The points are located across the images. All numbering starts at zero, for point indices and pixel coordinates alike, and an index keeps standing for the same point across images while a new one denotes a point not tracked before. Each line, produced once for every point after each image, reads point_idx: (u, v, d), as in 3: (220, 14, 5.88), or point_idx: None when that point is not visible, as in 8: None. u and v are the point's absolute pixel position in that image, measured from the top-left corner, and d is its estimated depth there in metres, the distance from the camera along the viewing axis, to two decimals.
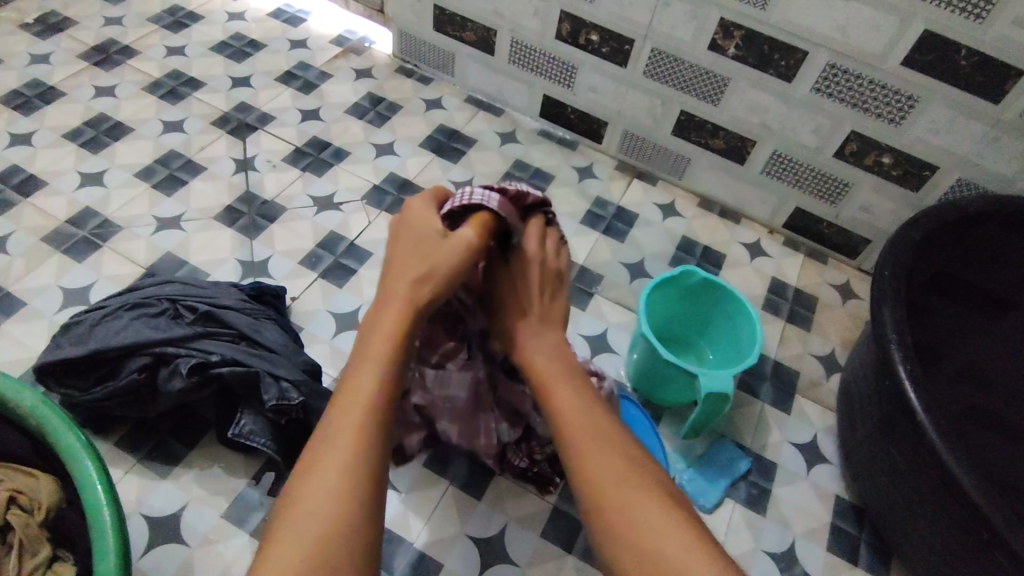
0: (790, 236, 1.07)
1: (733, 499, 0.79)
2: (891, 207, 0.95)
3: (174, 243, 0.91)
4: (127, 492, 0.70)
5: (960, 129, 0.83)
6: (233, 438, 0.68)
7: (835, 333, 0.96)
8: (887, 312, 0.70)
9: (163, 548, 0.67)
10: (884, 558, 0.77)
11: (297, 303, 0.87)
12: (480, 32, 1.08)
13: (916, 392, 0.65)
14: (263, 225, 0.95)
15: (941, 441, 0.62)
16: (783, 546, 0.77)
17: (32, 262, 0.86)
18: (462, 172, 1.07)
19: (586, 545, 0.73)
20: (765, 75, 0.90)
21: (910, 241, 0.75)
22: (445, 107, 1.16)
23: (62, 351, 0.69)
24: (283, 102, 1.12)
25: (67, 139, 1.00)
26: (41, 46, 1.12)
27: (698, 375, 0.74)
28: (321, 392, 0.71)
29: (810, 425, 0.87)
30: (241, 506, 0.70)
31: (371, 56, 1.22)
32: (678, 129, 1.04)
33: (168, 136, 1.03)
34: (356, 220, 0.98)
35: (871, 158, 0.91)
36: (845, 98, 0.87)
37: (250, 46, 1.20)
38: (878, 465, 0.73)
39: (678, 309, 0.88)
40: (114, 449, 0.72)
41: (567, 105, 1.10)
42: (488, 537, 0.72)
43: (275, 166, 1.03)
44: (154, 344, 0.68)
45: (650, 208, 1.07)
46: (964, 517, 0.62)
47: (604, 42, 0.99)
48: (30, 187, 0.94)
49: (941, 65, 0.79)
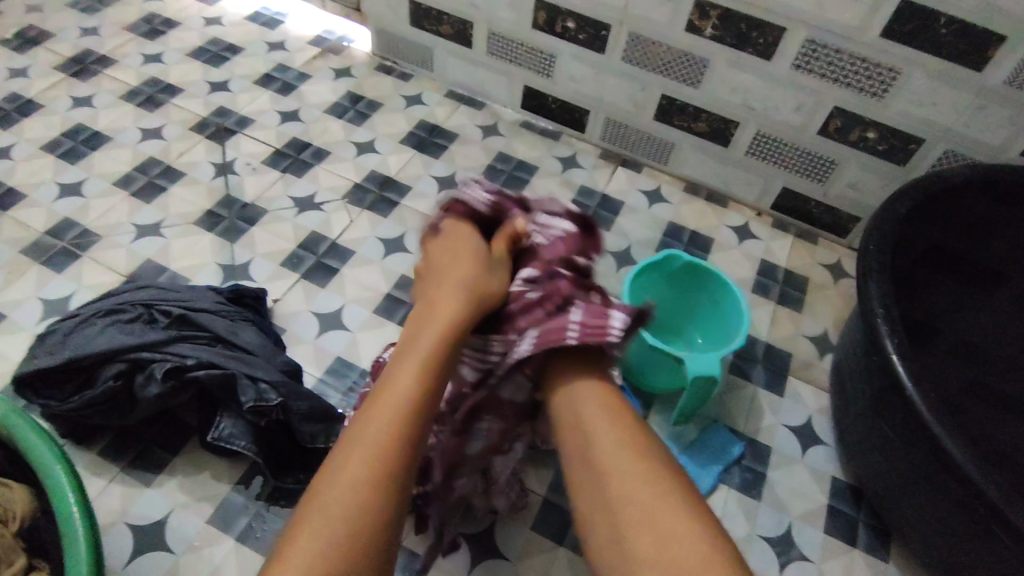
0: (779, 218, 1.06)
1: (727, 484, 0.78)
2: (880, 183, 0.94)
3: (155, 250, 0.90)
4: (110, 502, 0.69)
5: (943, 100, 0.82)
6: (214, 442, 0.67)
7: (828, 314, 0.95)
8: (874, 287, 0.69)
9: (147, 557, 0.66)
10: (884, 538, 0.76)
11: (280, 304, 0.87)
12: (458, 26, 1.07)
13: (904, 366, 0.63)
14: (244, 228, 0.94)
15: (931, 416, 0.61)
16: (780, 530, 0.76)
17: (12, 274, 0.86)
18: (444, 167, 1.06)
19: (579, 537, 0.71)
20: (744, 54, 0.89)
21: (897, 215, 0.74)
22: (426, 102, 1.15)
23: (38, 361, 0.68)
24: (262, 104, 1.11)
25: (45, 151, 1.00)
26: (18, 60, 1.12)
27: (684, 360, 0.72)
28: (302, 392, 0.70)
29: (804, 407, 0.86)
30: (227, 511, 0.70)
31: (349, 55, 1.21)
32: (660, 114, 1.02)
33: (147, 144, 1.03)
34: (338, 220, 0.97)
35: (855, 134, 0.90)
36: (825, 74, 0.86)
37: (227, 51, 1.19)
38: (872, 443, 0.72)
39: (665, 295, 0.87)
40: (96, 459, 0.71)
41: (547, 95, 1.09)
42: (479, 534, 0.71)
43: (254, 168, 1.02)
44: (129, 350, 0.67)
45: (635, 195, 1.06)
46: (959, 492, 0.61)
47: (581, 29, 0.97)
48: (8, 200, 0.93)
49: (919, 35, 0.77)
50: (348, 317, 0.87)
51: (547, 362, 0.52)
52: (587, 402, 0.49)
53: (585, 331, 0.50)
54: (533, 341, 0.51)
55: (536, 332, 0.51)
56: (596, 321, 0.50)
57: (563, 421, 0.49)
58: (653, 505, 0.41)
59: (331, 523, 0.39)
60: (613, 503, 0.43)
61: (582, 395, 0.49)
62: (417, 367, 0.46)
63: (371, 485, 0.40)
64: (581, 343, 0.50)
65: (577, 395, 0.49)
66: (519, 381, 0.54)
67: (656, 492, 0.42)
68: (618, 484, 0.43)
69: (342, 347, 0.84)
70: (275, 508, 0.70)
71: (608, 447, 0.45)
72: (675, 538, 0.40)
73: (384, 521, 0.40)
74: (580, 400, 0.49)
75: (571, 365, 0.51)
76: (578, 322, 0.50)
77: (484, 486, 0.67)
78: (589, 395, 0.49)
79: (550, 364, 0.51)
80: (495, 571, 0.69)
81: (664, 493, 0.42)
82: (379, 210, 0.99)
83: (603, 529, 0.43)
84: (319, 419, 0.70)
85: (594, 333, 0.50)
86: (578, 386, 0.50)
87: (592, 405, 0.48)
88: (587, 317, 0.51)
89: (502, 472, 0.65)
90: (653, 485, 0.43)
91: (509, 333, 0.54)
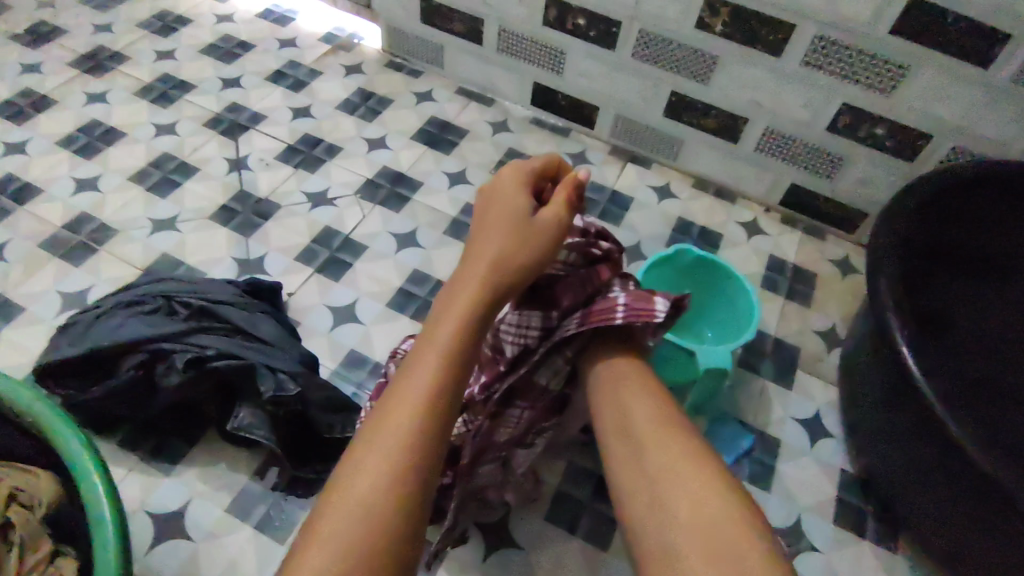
0: (787, 214, 1.06)
1: (737, 476, 0.79)
2: (888, 179, 0.95)
3: (170, 244, 0.91)
4: (131, 491, 0.70)
5: (952, 96, 0.82)
6: (233, 431, 0.68)
7: (836, 309, 0.96)
8: (884, 281, 0.70)
9: (168, 545, 0.67)
10: (893, 529, 0.77)
11: (295, 298, 0.88)
12: (468, 22, 1.08)
13: (915, 359, 0.64)
14: (258, 223, 0.95)
15: (942, 407, 0.62)
16: (789, 521, 0.77)
17: (30, 268, 0.87)
18: (455, 163, 1.07)
19: (592, 527, 0.72)
20: (754, 50, 0.90)
21: (905, 211, 0.74)
22: (436, 99, 1.16)
23: (60, 351, 0.69)
24: (273, 101, 1.12)
25: (60, 146, 1.01)
26: (32, 56, 1.13)
27: (696, 353, 0.73)
28: (319, 383, 0.71)
29: (813, 400, 0.86)
30: (245, 500, 0.71)
31: (360, 52, 1.22)
32: (670, 110, 1.03)
33: (161, 139, 1.04)
34: (350, 215, 0.98)
35: (864, 130, 0.91)
36: (834, 70, 0.86)
37: (239, 47, 1.20)
38: (881, 435, 0.73)
39: (675, 290, 0.88)
40: (117, 449, 0.72)
41: (557, 91, 1.10)
42: (493, 524, 0.72)
43: (268, 164, 1.03)
44: (150, 340, 0.68)
45: (645, 191, 1.07)
46: (969, 482, 0.61)
47: (592, 26, 0.98)
48: (25, 194, 0.94)
49: (928, 31, 0.78)
50: (362, 310, 0.88)
51: (591, 342, 0.55)
52: (622, 386, 0.52)
53: (629, 312, 0.53)
54: (579, 322, 0.53)
55: (580, 315, 0.54)
56: (638, 303, 0.53)
57: (602, 408, 0.52)
58: (687, 480, 0.44)
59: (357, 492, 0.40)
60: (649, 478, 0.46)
61: (620, 382, 0.52)
62: (445, 354, 0.45)
63: (399, 465, 0.41)
64: (627, 322, 0.52)
65: (616, 382, 0.52)
66: (558, 363, 0.56)
67: (682, 466, 0.45)
68: (652, 463, 0.46)
69: (356, 340, 0.85)
70: (292, 498, 0.71)
71: (643, 429, 0.48)
72: (705, 507, 0.42)
73: (414, 500, 0.41)
74: (614, 385, 0.52)
75: (613, 343, 0.54)
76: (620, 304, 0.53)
77: (503, 476, 0.68)
78: (625, 382, 0.52)
79: (591, 346, 0.55)
80: (510, 560, 0.70)
81: (696, 468, 0.45)
82: (391, 205, 1.00)
83: (636, 502, 0.45)
84: (336, 410, 0.72)
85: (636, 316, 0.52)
86: (609, 366, 0.53)
87: (628, 390, 0.51)
88: (629, 298, 0.54)
89: (521, 464, 0.66)
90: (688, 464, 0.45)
91: (546, 311, 0.55)
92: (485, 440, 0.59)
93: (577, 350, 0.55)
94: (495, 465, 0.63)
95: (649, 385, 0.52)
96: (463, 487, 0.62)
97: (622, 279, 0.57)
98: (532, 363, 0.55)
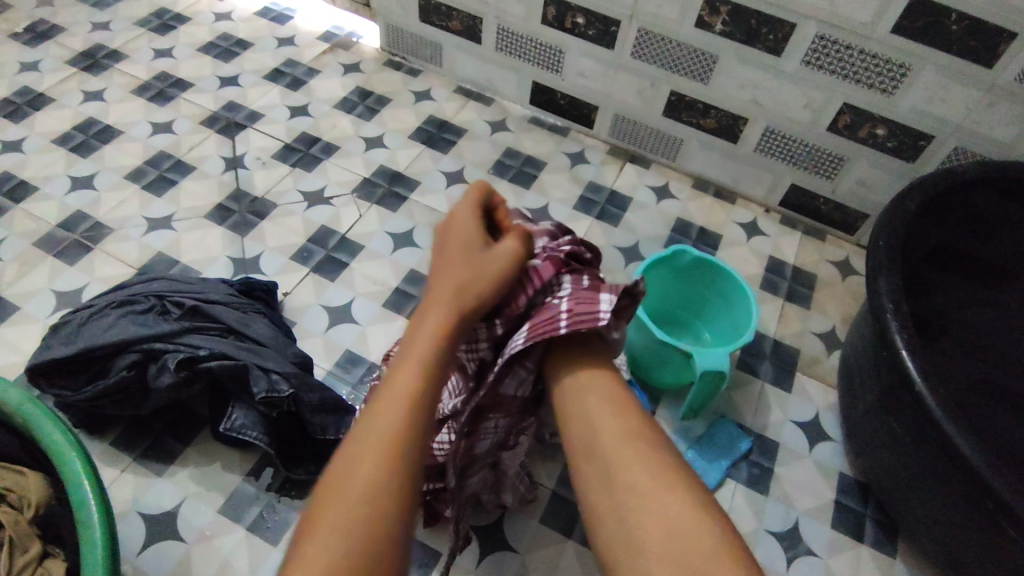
0: (787, 215, 1.06)
1: (735, 479, 0.79)
2: (889, 180, 0.94)
3: (166, 243, 0.91)
4: (123, 491, 0.70)
5: (954, 96, 0.81)
6: (225, 433, 0.68)
7: (836, 311, 0.95)
8: (883, 282, 0.69)
9: (160, 546, 0.67)
10: (891, 534, 0.76)
11: (289, 298, 0.87)
12: (467, 21, 1.08)
13: (914, 361, 0.64)
14: (254, 222, 0.95)
15: (941, 410, 0.61)
16: (787, 525, 0.76)
17: (25, 267, 0.86)
18: (452, 162, 1.06)
19: (587, 530, 0.72)
20: (754, 50, 0.89)
21: (906, 211, 0.74)
22: (434, 98, 1.16)
23: (52, 351, 0.68)
24: (271, 99, 1.12)
25: (57, 145, 1.00)
26: (30, 54, 1.12)
27: (693, 355, 0.72)
28: (312, 384, 0.71)
29: (812, 403, 0.86)
30: (237, 502, 0.70)
31: (359, 51, 1.21)
32: (669, 110, 1.02)
33: (157, 138, 1.03)
34: (346, 214, 0.97)
35: (865, 130, 0.90)
36: (835, 70, 0.86)
37: (237, 46, 1.19)
38: (880, 439, 0.72)
39: (673, 290, 0.87)
40: (109, 449, 0.72)
41: (556, 91, 1.09)
42: (488, 527, 0.71)
43: (264, 163, 1.02)
44: (142, 340, 0.68)
45: (644, 191, 1.06)
46: (968, 488, 0.61)
47: (591, 24, 0.97)
48: (21, 192, 0.94)
49: (930, 31, 0.77)
50: (357, 310, 0.87)
51: (543, 351, 0.52)
52: (591, 392, 0.49)
53: (573, 319, 0.50)
54: (525, 334, 0.50)
55: (526, 327, 0.50)
56: (583, 306, 0.50)
57: (569, 413, 0.49)
58: (662, 499, 0.42)
59: (352, 505, 0.37)
60: (622, 495, 0.43)
61: (586, 391, 0.49)
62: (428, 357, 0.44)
63: (391, 466, 0.39)
64: (573, 329, 0.49)
65: (586, 392, 0.49)
66: (519, 375, 0.52)
67: (658, 486, 0.42)
68: (620, 476, 0.44)
69: (351, 340, 0.84)
70: (285, 499, 0.71)
71: (613, 440, 0.46)
72: (678, 529, 0.40)
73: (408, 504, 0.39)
74: (580, 391, 0.49)
75: (572, 351, 0.52)
76: (566, 309, 0.50)
77: (494, 480, 0.67)
78: (592, 393, 0.49)
79: (546, 355, 0.52)
80: (503, 563, 0.69)
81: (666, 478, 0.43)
82: (388, 204, 0.99)
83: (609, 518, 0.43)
84: (329, 411, 0.71)
85: (585, 320, 0.50)
86: (575, 377, 0.50)
87: (597, 400, 0.48)
88: (574, 302, 0.50)
89: (510, 467, 0.65)
90: (662, 480, 0.43)
91: (490, 321, 0.52)
92: (466, 453, 0.56)
93: (534, 359, 0.51)
94: (483, 470, 0.61)
95: (617, 389, 0.49)
96: (456, 499, 0.59)
97: (574, 274, 0.53)
98: (491, 380, 0.51)
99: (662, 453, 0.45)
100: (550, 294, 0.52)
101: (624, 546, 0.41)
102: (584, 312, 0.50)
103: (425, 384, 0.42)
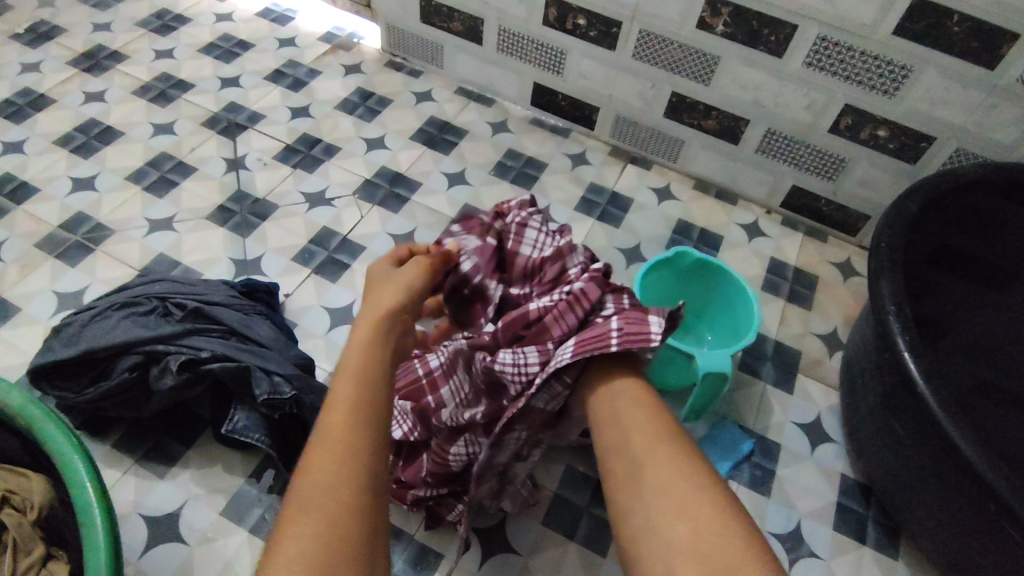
0: (788, 216, 1.06)
1: (737, 481, 0.79)
2: (890, 182, 0.94)
3: (167, 244, 0.91)
4: (125, 493, 0.70)
5: (956, 98, 0.81)
6: (228, 434, 0.68)
7: (837, 312, 0.95)
8: (885, 284, 0.69)
9: (162, 548, 0.67)
10: (893, 535, 0.76)
11: (291, 299, 0.87)
12: (468, 22, 1.08)
13: (916, 363, 0.63)
14: (256, 224, 0.95)
15: (943, 412, 0.61)
16: (789, 527, 0.76)
17: (26, 268, 0.86)
18: (454, 163, 1.06)
19: (589, 532, 0.72)
20: (756, 51, 0.89)
21: (908, 214, 0.74)
22: (435, 99, 1.15)
23: (54, 353, 0.68)
24: (273, 100, 1.11)
25: (57, 146, 1.00)
26: (30, 55, 1.12)
27: (696, 356, 0.73)
28: (314, 386, 0.71)
29: (814, 405, 0.86)
30: (239, 504, 0.70)
31: (360, 52, 1.21)
32: (670, 111, 1.02)
33: (158, 139, 1.03)
34: (348, 215, 0.97)
35: (867, 131, 0.90)
36: (837, 71, 0.86)
37: (238, 46, 1.19)
38: (883, 441, 0.72)
39: (674, 292, 0.86)
40: (110, 451, 0.72)
41: (557, 92, 1.09)
42: (491, 529, 0.71)
43: (266, 164, 1.02)
44: (143, 342, 0.68)
45: (645, 192, 1.06)
46: (970, 489, 0.61)
47: (592, 26, 0.97)
48: (22, 194, 0.94)
49: (932, 32, 0.77)
50: (359, 311, 0.87)
51: (585, 367, 0.52)
52: (622, 397, 0.49)
53: (624, 337, 0.50)
54: (574, 348, 0.51)
55: (574, 341, 0.51)
56: (632, 326, 0.51)
57: (602, 416, 0.49)
58: (690, 500, 0.41)
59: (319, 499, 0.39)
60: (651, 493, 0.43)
61: (619, 396, 0.49)
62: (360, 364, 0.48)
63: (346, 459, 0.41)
64: (623, 348, 0.50)
65: (619, 396, 0.49)
66: (554, 389, 0.53)
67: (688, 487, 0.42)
68: (651, 476, 0.44)
69: None
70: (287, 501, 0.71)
71: (643, 443, 0.46)
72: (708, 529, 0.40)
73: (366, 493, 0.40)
74: (612, 396, 0.49)
75: (610, 369, 0.51)
76: (616, 330, 0.51)
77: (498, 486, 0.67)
78: (626, 397, 0.49)
79: (586, 371, 0.52)
80: (506, 565, 0.69)
81: (687, 479, 0.43)
82: (390, 205, 0.99)
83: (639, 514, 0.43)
84: None
85: (633, 338, 0.50)
86: (611, 386, 0.50)
87: (629, 403, 0.49)
88: (623, 322, 0.51)
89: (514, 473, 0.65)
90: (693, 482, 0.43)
91: (541, 344, 0.53)
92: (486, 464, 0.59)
93: (577, 375, 0.52)
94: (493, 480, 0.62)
95: (649, 396, 0.49)
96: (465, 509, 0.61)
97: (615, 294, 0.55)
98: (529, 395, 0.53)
99: (688, 455, 0.45)
100: (601, 314, 0.53)
101: (652, 543, 0.41)
102: (633, 329, 0.51)
103: (359, 381, 0.46)
